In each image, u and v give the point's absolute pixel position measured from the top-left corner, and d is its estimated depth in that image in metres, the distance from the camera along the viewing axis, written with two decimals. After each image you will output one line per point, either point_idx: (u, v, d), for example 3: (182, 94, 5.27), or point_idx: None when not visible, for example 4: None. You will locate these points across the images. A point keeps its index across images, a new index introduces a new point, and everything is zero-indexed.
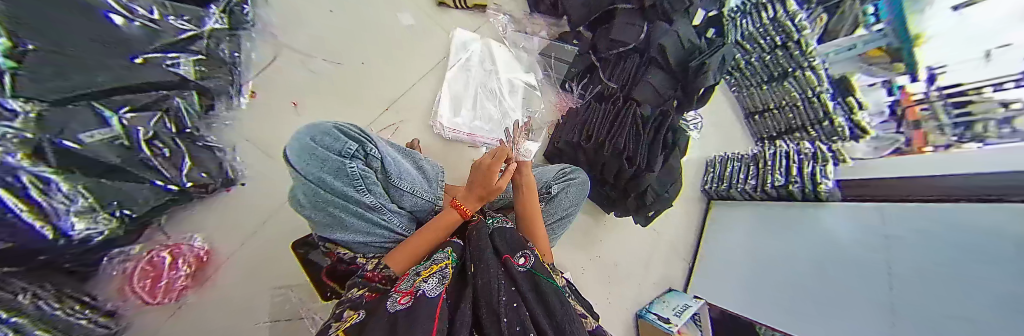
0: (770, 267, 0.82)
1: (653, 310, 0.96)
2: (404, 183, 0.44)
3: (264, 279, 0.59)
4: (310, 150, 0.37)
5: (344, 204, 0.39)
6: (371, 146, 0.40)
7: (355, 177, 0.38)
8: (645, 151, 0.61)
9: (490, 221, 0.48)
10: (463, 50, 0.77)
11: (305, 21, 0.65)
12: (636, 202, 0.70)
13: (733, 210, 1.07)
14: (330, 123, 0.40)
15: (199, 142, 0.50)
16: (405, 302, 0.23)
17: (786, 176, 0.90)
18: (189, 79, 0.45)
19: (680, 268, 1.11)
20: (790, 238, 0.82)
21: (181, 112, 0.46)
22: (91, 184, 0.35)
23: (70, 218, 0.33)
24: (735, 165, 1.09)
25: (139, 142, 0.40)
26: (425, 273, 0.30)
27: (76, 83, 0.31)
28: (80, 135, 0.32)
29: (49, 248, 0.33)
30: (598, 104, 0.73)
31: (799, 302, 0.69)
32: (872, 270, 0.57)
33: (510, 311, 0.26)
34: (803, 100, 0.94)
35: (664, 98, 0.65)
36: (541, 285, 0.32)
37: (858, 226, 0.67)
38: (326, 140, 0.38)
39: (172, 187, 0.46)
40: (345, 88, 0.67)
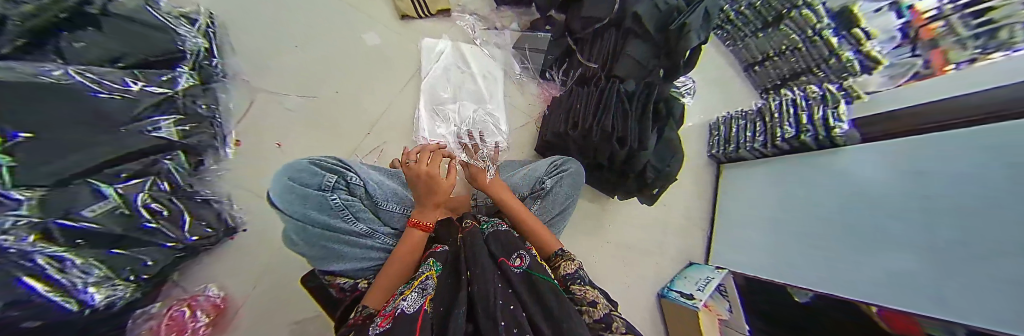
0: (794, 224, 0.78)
1: (676, 288, 0.93)
2: (391, 204, 0.44)
3: (280, 318, 0.61)
4: (292, 189, 0.39)
5: (335, 235, 0.40)
6: (351, 175, 0.42)
7: (339, 207, 0.40)
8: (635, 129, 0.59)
9: (484, 226, 0.48)
10: (435, 59, 0.76)
11: (273, 61, 0.66)
12: (637, 182, 0.68)
13: (746, 171, 1.02)
14: (307, 159, 0.42)
15: (196, 197, 0.52)
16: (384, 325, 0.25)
17: (796, 126, 0.85)
18: (174, 140, 0.46)
19: (698, 239, 1.07)
20: (810, 190, 0.78)
21: (171, 172, 0.46)
22: (100, 256, 0.36)
23: (90, 290, 0.35)
24: (740, 123, 1.03)
25: (138, 207, 0.41)
26: (408, 290, 0.32)
27: (74, 162, 0.31)
28: (82, 211, 0.33)
29: (76, 320, 0.35)
30: (580, 89, 0.71)
31: (829, 256, 0.65)
32: (897, 210, 0.53)
33: (505, 315, 0.25)
34: (804, 41, 0.90)
35: (647, 70, 0.60)
36: (539, 285, 0.31)
37: (880, 167, 0.62)
38: (306, 178, 0.40)
39: (178, 244, 0.48)
40: (325, 120, 0.67)
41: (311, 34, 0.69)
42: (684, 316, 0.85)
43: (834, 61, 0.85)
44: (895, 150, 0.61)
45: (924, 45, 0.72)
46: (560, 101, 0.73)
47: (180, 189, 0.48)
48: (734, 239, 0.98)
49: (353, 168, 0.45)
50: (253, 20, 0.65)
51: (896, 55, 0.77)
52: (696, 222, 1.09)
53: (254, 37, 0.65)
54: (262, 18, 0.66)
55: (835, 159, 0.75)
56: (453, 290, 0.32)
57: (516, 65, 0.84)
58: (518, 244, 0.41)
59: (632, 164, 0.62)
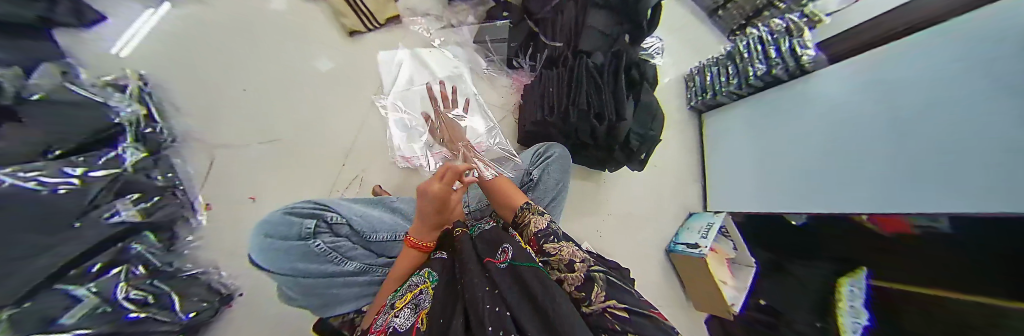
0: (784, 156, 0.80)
1: (681, 241, 0.96)
2: (381, 234, 0.43)
3: None
4: (270, 245, 0.37)
5: (331, 280, 0.39)
6: (331, 215, 0.40)
7: (326, 252, 0.39)
8: (611, 102, 0.58)
9: (474, 231, 0.49)
10: (395, 71, 0.73)
11: (223, 110, 0.61)
12: (623, 152, 0.68)
13: (726, 116, 1.04)
14: (279, 209, 0.39)
15: (180, 275, 0.49)
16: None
17: (766, 61, 0.86)
18: (137, 222, 0.43)
19: (693, 192, 1.10)
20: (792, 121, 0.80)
21: (146, 255, 0.44)
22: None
23: None
24: (713, 70, 1.04)
25: (120, 300, 0.38)
26: (399, 304, 0.34)
27: (32, 274, 0.28)
28: (60, 318, 0.31)
29: None
30: (550, 71, 0.68)
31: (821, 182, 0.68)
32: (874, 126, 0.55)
33: (495, 317, 0.25)
34: None
35: (612, 38, 0.61)
36: (521, 273, 0.31)
37: (854, 84, 0.64)
38: (282, 229, 0.38)
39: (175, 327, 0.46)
40: (294, 161, 0.64)
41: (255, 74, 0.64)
42: (694, 267, 0.88)
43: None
44: (866, 67, 0.62)
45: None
46: (534, 88, 0.70)
47: (157, 270, 0.46)
48: (726, 184, 1.01)
49: (332, 206, 0.42)
50: (191, 71, 0.60)
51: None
52: (688, 175, 1.11)
53: (198, 89, 0.60)
54: (200, 67, 0.61)
55: (810, 86, 0.77)
56: (446, 301, 0.32)
57: (482, 60, 0.81)
58: (504, 238, 0.41)
59: (615, 136, 0.62)
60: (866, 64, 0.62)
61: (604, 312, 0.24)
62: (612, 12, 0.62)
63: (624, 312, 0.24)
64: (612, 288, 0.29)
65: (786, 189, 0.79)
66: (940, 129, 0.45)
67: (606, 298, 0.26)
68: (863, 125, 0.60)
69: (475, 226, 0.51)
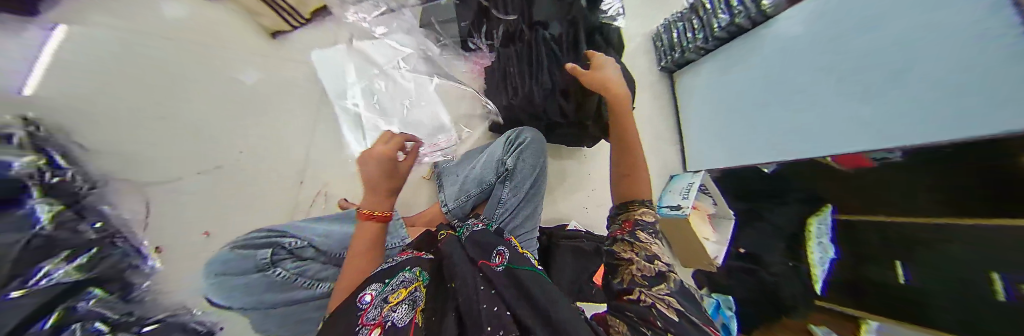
0: (757, 104, 0.81)
1: (665, 203, 0.98)
2: None
3: None
4: (226, 282, 0.34)
5: (303, 305, 0.37)
6: (289, 241, 0.38)
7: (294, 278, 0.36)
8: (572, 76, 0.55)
9: (461, 233, 0.49)
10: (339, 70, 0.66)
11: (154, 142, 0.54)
12: (598, 126, 0.65)
13: (695, 72, 1.04)
14: (226, 245, 0.36)
15: (155, 319, 0.44)
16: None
17: (729, 11, 0.84)
18: (77, 280, 0.35)
19: (671, 153, 1.12)
20: (757, 67, 0.81)
21: (105, 311, 0.38)
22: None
23: None
24: (679, 25, 1.01)
25: None
26: (394, 299, 0.32)
27: None
28: None
29: None
30: (509, 49, 0.64)
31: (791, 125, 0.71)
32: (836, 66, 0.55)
33: (493, 316, 0.26)
34: None
35: (568, 4, 0.56)
36: (518, 276, 0.32)
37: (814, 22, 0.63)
38: (234, 264, 0.34)
39: None
40: None
41: (171, 101, 0.56)
42: (680, 227, 0.90)
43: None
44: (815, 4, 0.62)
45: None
46: (494, 71, 0.66)
47: (116, 322, 0.38)
48: (702, 141, 1.03)
49: (287, 232, 0.39)
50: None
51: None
52: (665, 138, 1.12)
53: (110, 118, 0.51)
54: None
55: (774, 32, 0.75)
56: (445, 303, 0.33)
57: (433, 45, 0.75)
58: (495, 241, 0.42)
59: (585, 109, 0.60)
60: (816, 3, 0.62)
61: (653, 307, 0.25)
62: None
63: (677, 319, 0.24)
64: (683, 294, 0.29)
65: (759, 139, 0.81)
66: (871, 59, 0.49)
67: (667, 296, 0.27)
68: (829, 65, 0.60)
69: (463, 227, 0.51)
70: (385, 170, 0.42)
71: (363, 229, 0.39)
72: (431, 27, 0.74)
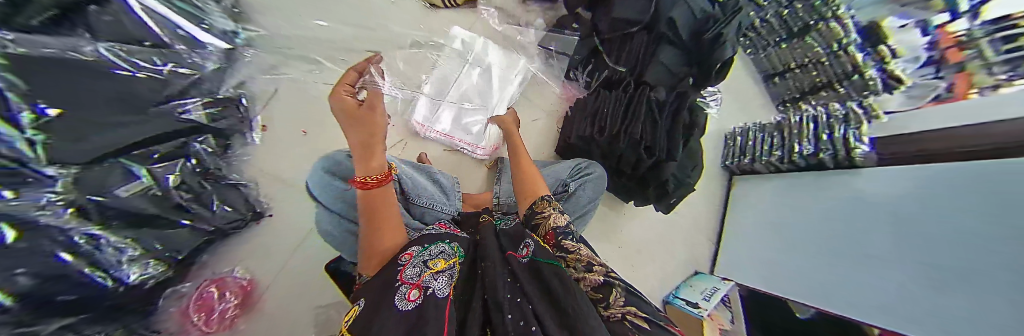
0: (816, 239, 0.78)
1: (681, 295, 0.94)
2: (421, 200, 0.50)
3: (309, 299, 0.66)
4: (329, 180, 0.41)
5: None
6: (385, 169, 0.46)
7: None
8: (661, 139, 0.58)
9: (499, 223, 0.50)
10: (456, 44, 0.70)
11: None
12: (657, 191, 0.67)
13: (757, 185, 1.03)
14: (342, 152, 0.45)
15: (223, 180, 0.52)
16: (415, 299, 0.25)
17: (815, 142, 0.86)
18: (202, 123, 0.45)
19: (704, 248, 1.09)
20: (829, 208, 0.79)
21: (201, 155, 0.46)
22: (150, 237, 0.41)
23: (123, 267, 0.37)
24: (758, 136, 1.03)
25: (169, 189, 0.41)
26: (435, 267, 0.31)
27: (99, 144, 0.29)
28: (117, 190, 0.33)
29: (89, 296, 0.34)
30: (606, 93, 0.69)
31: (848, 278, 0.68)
32: None
33: (514, 306, 0.27)
34: (829, 55, 0.90)
35: (678, 77, 0.61)
36: (542, 272, 0.33)
37: (912, 187, 0.63)
38: (343, 171, 0.42)
39: (205, 227, 0.49)
40: None
41: None
42: (688, 324, 0.86)
43: (859, 77, 0.86)
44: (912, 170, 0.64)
45: (949, 67, 0.70)
46: (585, 106, 0.71)
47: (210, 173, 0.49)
48: (741, 250, 1.00)
49: (386, 162, 0.48)
50: None
51: (919, 75, 0.77)
52: (704, 230, 1.10)
53: None
54: None
55: (861, 182, 0.75)
56: (468, 280, 0.34)
57: (538, 61, 0.83)
58: (525, 234, 0.44)
59: (656, 172, 0.62)
60: (928, 173, 0.61)
61: (625, 320, 0.27)
62: (683, 52, 0.62)
63: (648, 326, 0.26)
64: (628, 292, 0.32)
65: (803, 276, 0.79)
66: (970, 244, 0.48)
67: (626, 307, 0.29)
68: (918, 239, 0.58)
69: (501, 219, 0.53)
70: (370, 119, 0.39)
71: (367, 194, 0.36)
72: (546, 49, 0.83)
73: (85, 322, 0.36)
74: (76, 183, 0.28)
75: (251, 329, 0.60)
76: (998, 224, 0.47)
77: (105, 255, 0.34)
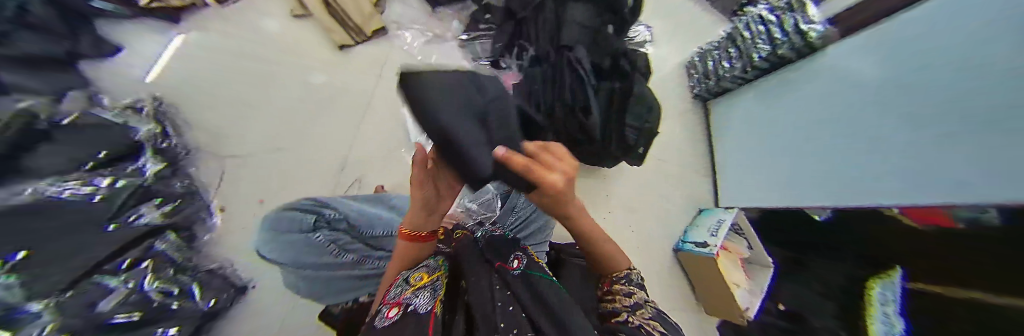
0: (801, 139, 0.76)
1: (689, 239, 0.90)
2: (375, 231, 0.55)
3: None
4: (279, 236, 0.51)
5: (326, 266, 0.51)
6: (331, 213, 0.54)
7: (324, 243, 0.50)
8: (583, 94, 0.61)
9: (477, 234, 0.46)
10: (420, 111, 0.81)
11: (221, 129, 0.72)
12: (621, 147, 0.72)
13: (735, 103, 1.00)
14: (290, 208, 0.53)
15: (200, 269, 0.55)
16: (391, 316, 0.26)
17: (769, 41, 0.81)
18: (160, 223, 0.49)
19: (702, 186, 1.04)
20: (798, 103, 0.77)
21: (168, 254, 0.49)
22: (203, 322, 0.50)
23: None
24: (715, 53, 0.99)
25: (150, 288, 0.43)
26: (419, 284, 0.32)
27: (59, 273, 0.32)
28: (103, 302, 0.36)
29: None
30: (535, 68, 0.68)
31: (824, 175, 0.68)
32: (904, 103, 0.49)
33: (505, 314, 0.24)
34: None
35: (594, 29, 0.62)
36: (535, 284, 0.30)
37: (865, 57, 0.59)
38: (291, 224, 0.51)
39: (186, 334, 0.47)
40: (282, 173, 0.73)
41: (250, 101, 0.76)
42: (706, 267, 0.81)
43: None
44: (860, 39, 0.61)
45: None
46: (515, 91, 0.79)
47: (180, 265, 0.51)
48: (739, 172, 0.96)
49: (329, 204, 0.56)
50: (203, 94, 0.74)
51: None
52: (695, 166, 1.06)
53: (240, 109, 0.75)
54: (223, 95, 0.75)
55: (824, 66, 0.71)
56: (455, 298, 0.31)
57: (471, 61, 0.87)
58: (514, 246, 0.41)
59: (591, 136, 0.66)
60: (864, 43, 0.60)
61: (643, 327, 0.25)
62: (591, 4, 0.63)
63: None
64: (662, 321, 0.28)
65: (837, 179, 0.65)
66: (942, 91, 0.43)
67: (651, 320, 0.27)
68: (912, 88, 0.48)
69: (479, 230, 0.48)
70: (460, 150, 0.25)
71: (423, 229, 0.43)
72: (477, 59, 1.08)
73: None
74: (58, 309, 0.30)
75: None
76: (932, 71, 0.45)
77: (186, 318, 0.47)
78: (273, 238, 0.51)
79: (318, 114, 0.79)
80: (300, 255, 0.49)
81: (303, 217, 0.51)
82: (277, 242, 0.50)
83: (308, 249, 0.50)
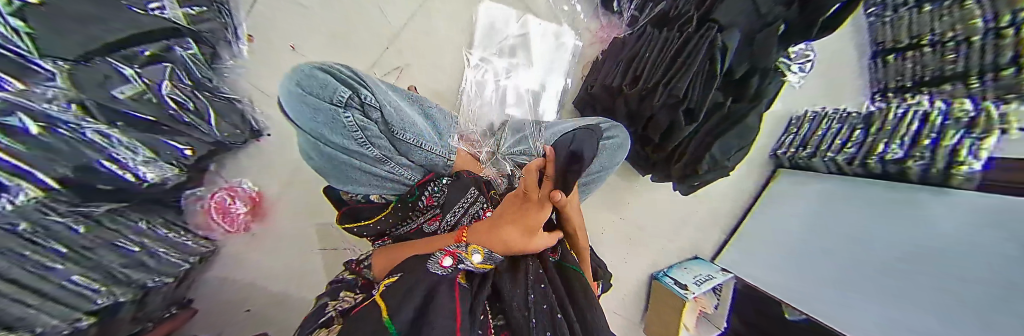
0: (830, 250, 0.73)
1: (671, 275, 0.93)
2: (408, 135, 0.40)
3: (310, 217, 0.74)
4: (300, 98, 0.33)
5: (348, 155, 0.38)
6: (366, 94, 0.35)
7: (353, 128, 0.35)
8: (699, 91, 0.55)
9: None
10: (492, 25, 0.82)
11: None
12: (685, 170, 0.68)
13: (807, 184, 0.92)
14: (312, 66, 0.35)
15: (217, 94, 0.53)
16: (448, 267, 0.26)
17: (908, 147, 0.70)
18: (180, 24, 0.41)
19: (712, 237, 1.05)
20: (862, 219, 0.72)
21: (187, 63, 0.44)
22: (214, 147, 0.54)
23: (138, 167, 0.39)
24: (832, 125, 0.91)
25: (162, 96, 0.39)
26: (470, 239, 0.30)
27: (88, 33, 0.27)
28: (115, 91, 0.32)
29: (128, 187, 0.39)
30: (659, 33, 0.65)
31: (819, 288, 0.71)
32: (964, 284, 0.47)
33: (538, 291, 0.29)
34: (985, 34, 0.65)
35: (766, 21, 0.45)
36: (570, 280, 0.34)
37: (966, 217, 0.53)
38: (316, 88, 0.33)
39: (188, 152, 0.47)
40: (341, 28, 0.73)
41: None
42: (668, 300, 0.89)
43: (1008, 73, 0.61)
44: (973, 196, 0.54)
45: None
46: (621, 50, 0.76)
47: (198, 83, 0.48)
48: (754, 242, 0.95)
49: (365, 84, 0.38)
50: None
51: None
52: (720, 219, 1.05)
53: None
54: None
55: (936, 202, 0.61)
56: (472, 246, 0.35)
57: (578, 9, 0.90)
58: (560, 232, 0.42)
59: (670, 139, 0.64)
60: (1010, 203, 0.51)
61: None
62: None
63: None
64: None
65: (833, 294, 0.67)
66: (993, 286, 0.42)
67: None
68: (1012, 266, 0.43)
69: None
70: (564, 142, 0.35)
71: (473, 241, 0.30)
72: None
73: (129, 207, 0.44)
74: (72, 81, 0.27)
75: (268, 233, 0.71)
76: (996, 267, 0.43)
77: (198, 139, 0.49)
78: (292, 96, 0.33)
79: None
80: (324, 130, 0.34)
81: (336, 88, 0.33)
82: (297, 102, 0.32)
83: (333, 126, 0.34)
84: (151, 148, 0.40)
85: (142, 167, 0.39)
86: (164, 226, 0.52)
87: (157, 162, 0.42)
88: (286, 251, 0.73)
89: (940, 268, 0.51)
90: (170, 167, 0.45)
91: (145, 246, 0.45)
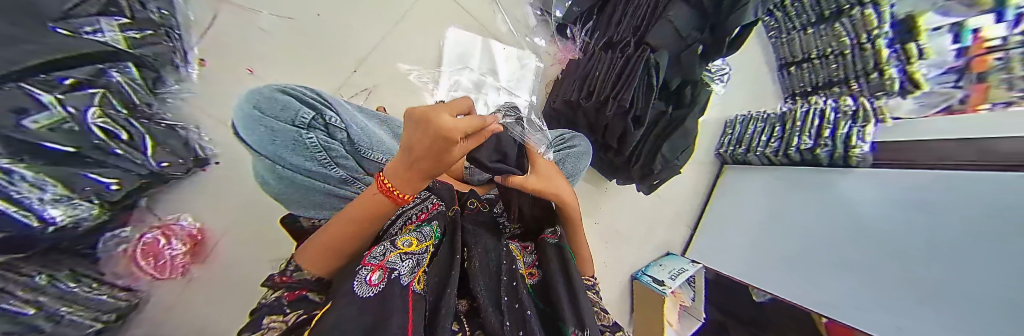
0: (780, 235, 0.82)
1: (649, 273, 0.99)
2: (376, 155, 0.40)
3: (263, 252, 0.71)
4: (257, 120, 0.33)
5: (308, 179, 0.37)
6: (331, 115, 0.36)
7: (316, 149, 0.36)
8: (642, 100, 0.63)
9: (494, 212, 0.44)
10: (459, 47, 0.88)
11: None
12: (642, 171, 0.75)
13: (749, 175, 1.04)
14: (272, 88, 0.35)
15: (154, 121, 0.48)
16: (377, 284, 0.22)
17: (814, 138, 0.85)
18: (118, 47, 0.39)
19: (681, 234, 1.12)
20: (796, 201, 0.83)
21: (123, 88, 0.41)
22: (148, 180, 0.48)
23: (46, 206, 0.32)
24: (756, 125, 1.05)
25: (90, 124, 0.35)
26: (404, 247, 0.29)
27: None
28: (23, 121, 0.27)
29: (34, 234, 0.33)
30: (605, 55, 0.75)
31: (775, 270, 0.78)
32: (904, 250, 0.54)
33: (511, 290, 0.30)
34: (853, 47, 0.85)
35: (686, 44, 0.57)
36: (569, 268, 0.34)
37: (882, 195, 0.64)
38: (274, 109, 0.33)
39: (112, 186, 0.41)
40: (302, 54, 0.74)
41: None
42: (652, 300, 0.92)
43: (874, 76, 0.82)
44: (892, 174, 0.64)
45: (971, 77, 0.67)
46: (578, 68, 0.84)
47: (135, 109, 0.44)
48: (716, 235, 1.03)
49: (332, 104, 0.38)
50: None
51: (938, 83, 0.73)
52: (684, 215, 1.13)
53: None
54: None
55: (849, 182, 0.74)
56: (450, 245, 0.33)
57: (537, 33, 1.00)
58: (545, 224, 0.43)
59: (624, 146, 0.72)
60: (898, 176, 0.63)
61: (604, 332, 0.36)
62: (698, 13, 0.56)
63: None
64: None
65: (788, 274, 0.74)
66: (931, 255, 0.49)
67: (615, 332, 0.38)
68: (931, 231, 0.52)
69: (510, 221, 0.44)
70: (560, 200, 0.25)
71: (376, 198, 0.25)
72: (545, 16, 1.00)
73: (30, 260, 0.36)
74: None
75: (207, 277, 0.65)
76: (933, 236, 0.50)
77: (129, 172, 0.43)
78: (247, 119, 0.33)
79: (356, 10, 0.79)
80: (284, 154, 0.34)
81: (298, 109, 0.34)
82: (253, 125, 0.33)
83: (296, 149, 0.35)
84: (68, 185, 0.35)
85: (51, 207, 0.33)
86: (72, 278, 0.41)
87: (73, 202, 0.36)
88: (235, 293, 0.68)
89: (881, 240, 0.59)
90: (88, 205, 0.39)
91: (42, 305, 0.35)
